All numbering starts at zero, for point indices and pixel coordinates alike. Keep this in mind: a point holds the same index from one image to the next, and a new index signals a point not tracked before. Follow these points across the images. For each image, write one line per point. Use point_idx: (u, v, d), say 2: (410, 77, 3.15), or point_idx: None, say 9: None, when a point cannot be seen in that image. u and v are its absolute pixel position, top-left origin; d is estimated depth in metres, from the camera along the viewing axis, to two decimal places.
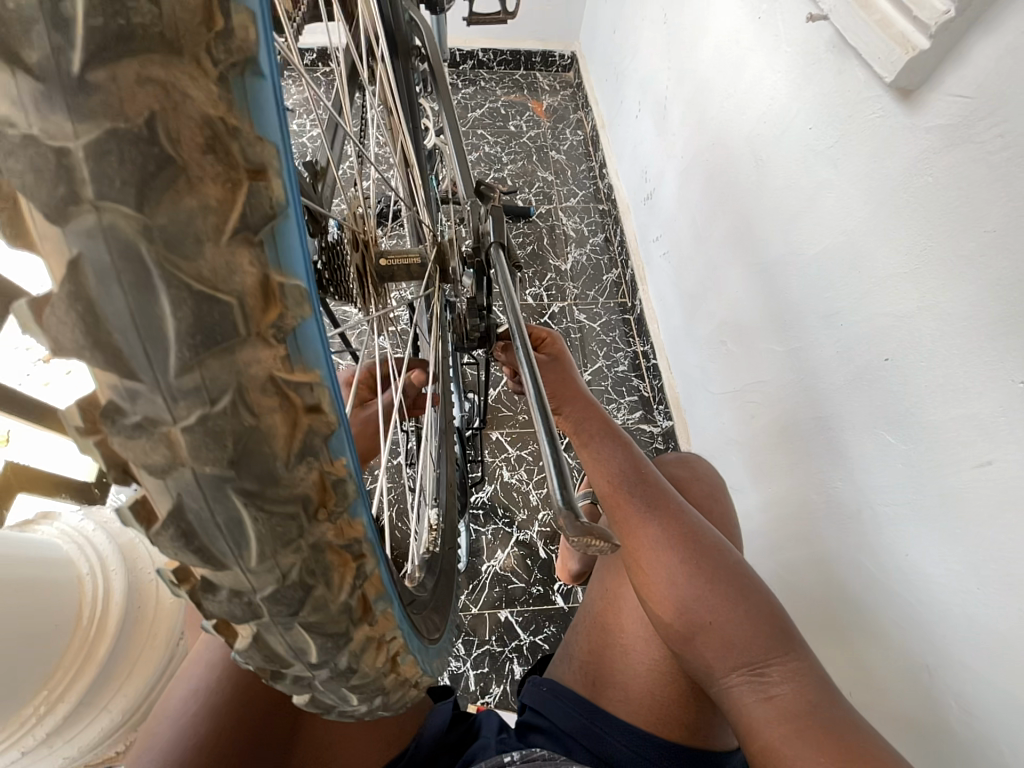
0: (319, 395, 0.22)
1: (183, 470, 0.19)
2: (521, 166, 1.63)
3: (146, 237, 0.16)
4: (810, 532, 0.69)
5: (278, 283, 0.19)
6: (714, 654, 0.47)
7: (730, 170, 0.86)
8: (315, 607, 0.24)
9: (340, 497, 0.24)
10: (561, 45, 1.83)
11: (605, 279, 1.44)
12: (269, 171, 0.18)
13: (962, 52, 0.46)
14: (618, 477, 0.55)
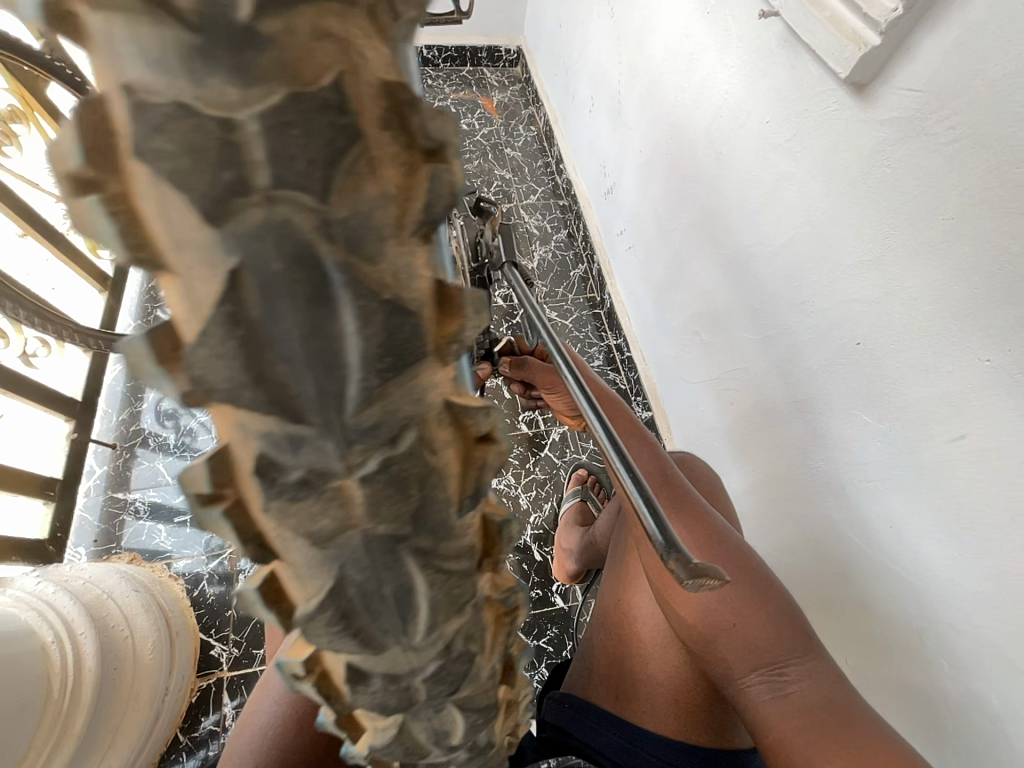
0: (495, 419, 0.19)
1: (353, 534, 0.17)
2: (477, 165, 1.60)
3: (325, 235, 0.14)
4: (797, 512, 0.72)
5: (457, 288, 0.17)
6: (735, 657, 0.51)
7: (691, 163, 0.87)
8: (469, 680, 0.23)
9: (506, 538, 0.22)
10: (505, 40, 1.81)
11: (572, 275, 1.45)
12: (450, 153, 0.15)
13: (910, 48, 0.48)
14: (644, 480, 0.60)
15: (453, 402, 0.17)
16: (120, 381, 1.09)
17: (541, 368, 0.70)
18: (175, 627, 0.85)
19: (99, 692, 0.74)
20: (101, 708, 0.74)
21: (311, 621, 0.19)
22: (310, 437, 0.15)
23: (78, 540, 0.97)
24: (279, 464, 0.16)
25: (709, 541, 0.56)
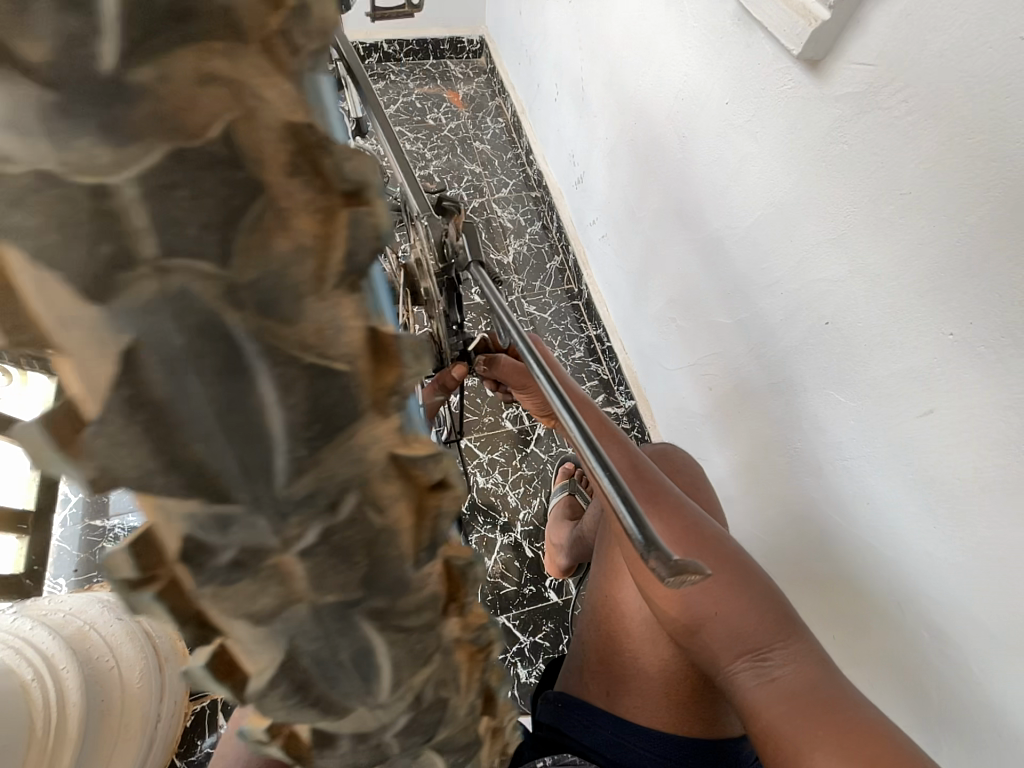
0: (449, 467, 0.16)
1: (299, 608, 0.15)
2: (446, 160, 1.58)
3: (232, 304, 0.12)
4: (779, 493, 0.72)
5: (393, 336, 0.15)
6: (720, 644, 0.52)
7: (656, 148, 0.86)
8: (446, 723, 0.20)
9: (475, 584, 0.18)
10: (468, 31, 1.77)
11: (549, 267, 1.43)
12: (372, 191, 0.13)
13: (861, 21, 0.48)
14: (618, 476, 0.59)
15: (399, 454, 0.15)
16: None
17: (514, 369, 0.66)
18: (163, 653, 0.83)
19: (87, 726, 0.72)
20: (89, 742, 0.72)
21: (263, 697, 0.16)
22: (240, 516, 0.14)
23: (59, 572, 0.95)
24: (207, 547, 0.14)
25: (686, 535, 0.56)
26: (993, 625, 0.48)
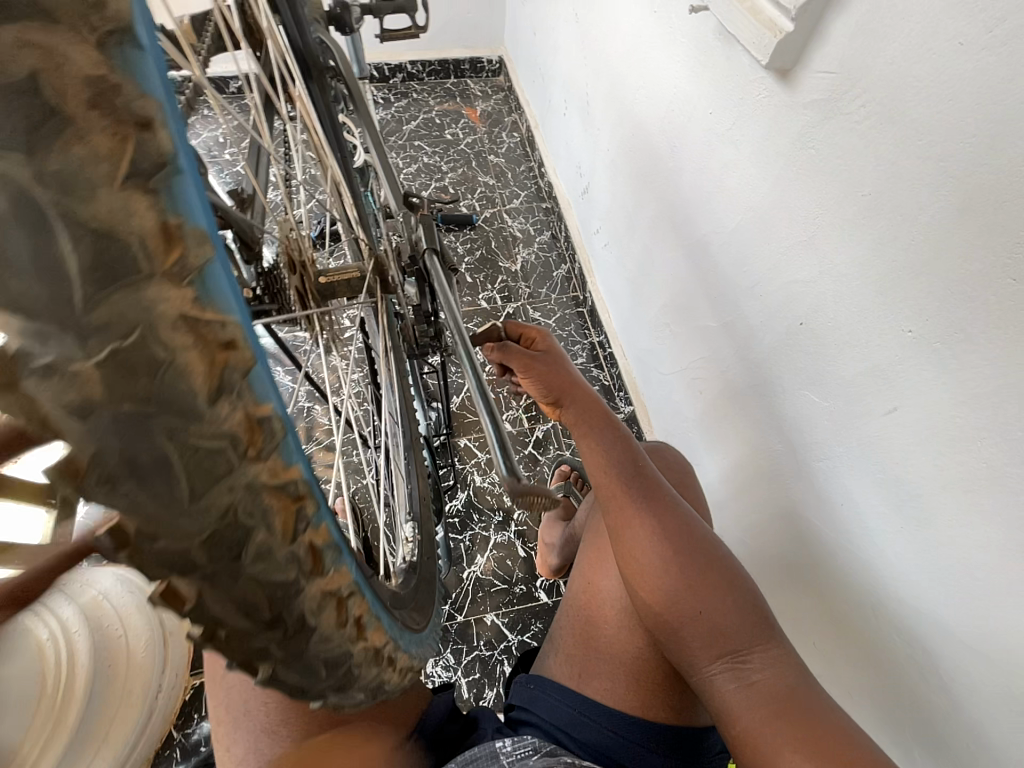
0: (235, 332, 0.17)
1: (100, 415, 0.15)
2: (461, 173, 1.64)
3: (38, 183, 0.12)
4: (764, 495, 0.73)
5: (182, 229, 0.15)
6: (699, 643, 0.52)
7: (651, 158, 0.89)
8: (259, 554, 0.21)
9: (270, 433, 0.20)
10: (488, 50, 1.85)
11: (555, 275, 1.47)
12: (159, 124, 0.14)
13: (824, 31, 0.50)
14: (615, 470, 0.61)
15: (193, 312, 0.16)
16: None
17: (518, 354, 0.63)
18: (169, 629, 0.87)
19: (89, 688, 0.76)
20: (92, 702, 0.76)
21: (62, 486, 0.16)
22: (38, 348, 0.13)
23: None
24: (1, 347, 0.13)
25: (677, 532, 0.57)
26: (957, 628, 0.47)
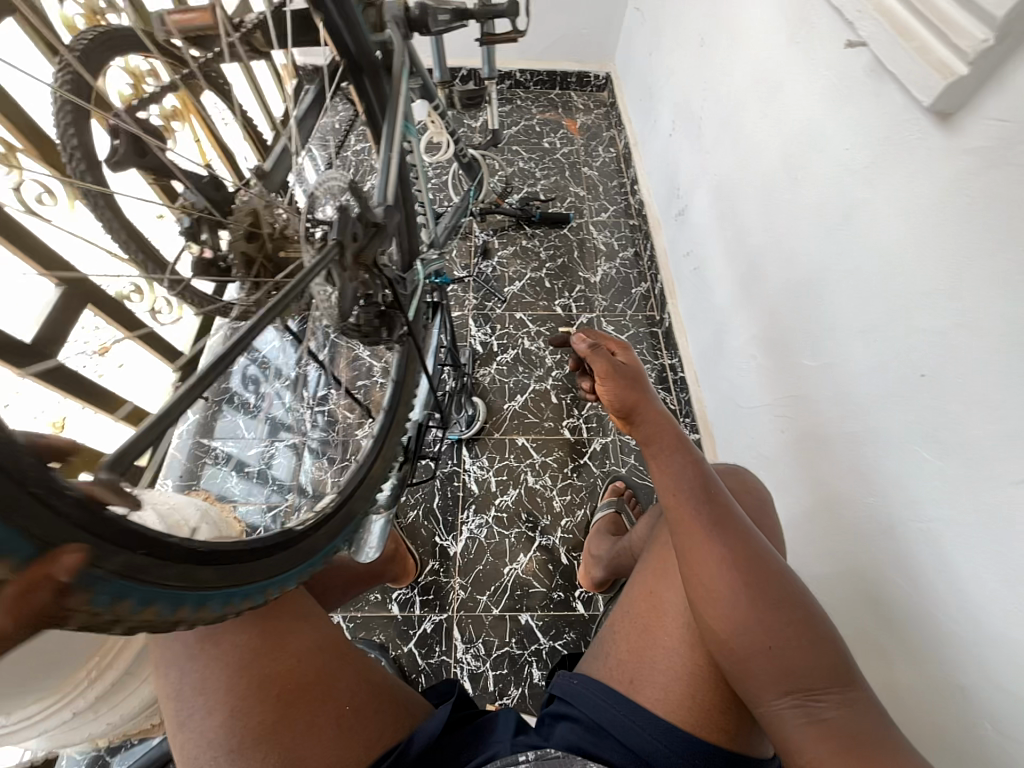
0: None
1: None
2: (554, 181, 1.68)
3: None
4: (850, 544, 0.71)
5: None
6: (768, 676, 0.51)
7: (766, 187, 0.88)
8: None
9: None
10: (597, 66, 1.89)
11: (634, 292, 1.46)
12: None
13: (1001, 78, 0.48)
14: (688, 490, 0.60)
15: None
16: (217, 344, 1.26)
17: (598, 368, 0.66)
18: None
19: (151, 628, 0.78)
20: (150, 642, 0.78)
21: None
22: None
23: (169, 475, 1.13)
24: None
25: (749, 560, 0.55)
26: None
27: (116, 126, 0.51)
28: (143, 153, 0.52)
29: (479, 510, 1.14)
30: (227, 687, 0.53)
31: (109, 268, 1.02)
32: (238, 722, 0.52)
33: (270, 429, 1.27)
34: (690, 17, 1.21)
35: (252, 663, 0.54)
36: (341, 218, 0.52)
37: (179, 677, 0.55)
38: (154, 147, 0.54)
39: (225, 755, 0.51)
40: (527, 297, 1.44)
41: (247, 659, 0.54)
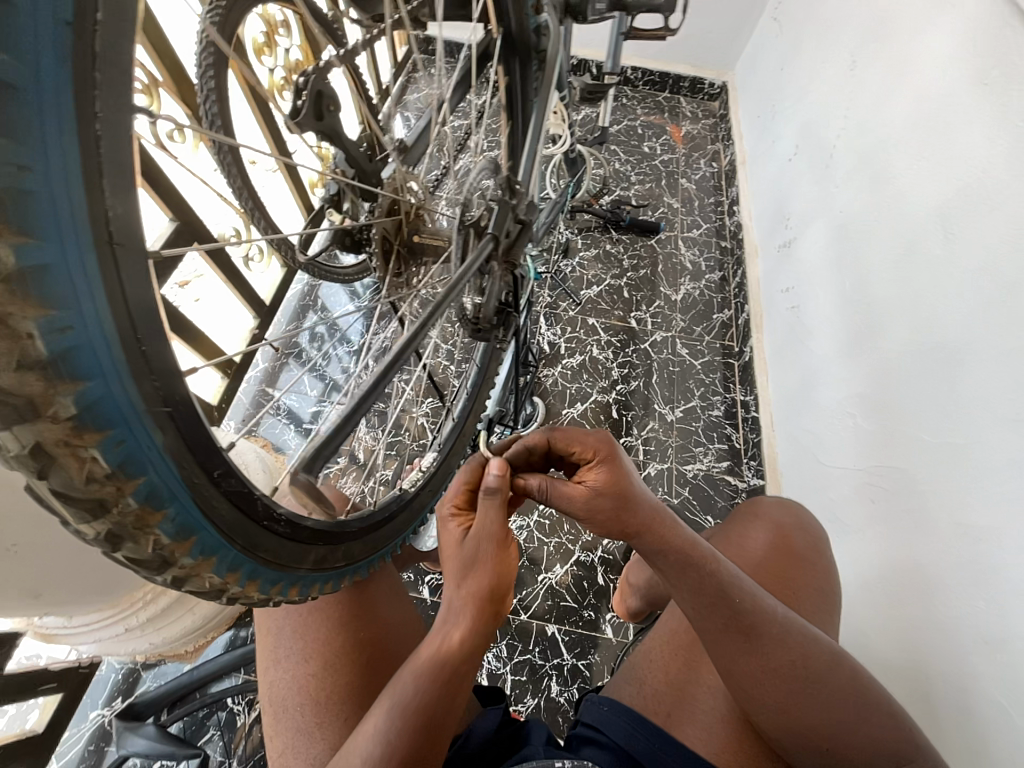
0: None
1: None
2: (648, 188, 1.58)
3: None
4: (932, 633, 0.68)
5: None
6: (816, 759, 0.51)
7: (914, 238, 0.81)
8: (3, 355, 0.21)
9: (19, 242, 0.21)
10: (713, 74, 1.77)
11: (715, 318, 1.38)
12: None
13: None
14: (712, 604, 0.52)
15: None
16: (295, 298, 1.30)
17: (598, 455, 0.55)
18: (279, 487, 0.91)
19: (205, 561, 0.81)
20: None
21: None
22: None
23: (231, 416, 1.14)
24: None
25: (798, 660, 0.51)
26: None
27: (308, 83, 0.43)
28: (323, 116, 0.45)
29: (521, 512, 1.12)
30: (327, 642, 0.52)
31: (215, 207, 1.03)
32: (331, 674, 0.52)
33: (324, 389, 1.24)
34: (841, 36, 1.11)
35: (350, 626, 0.53)
36: (497, 215, 0.54)
37: (282, 618, 0.54)
38: (333, 109, 0.46)
39: (310, 703, 0.51)
40: (603, 304, 1.38)
41: (348, 620, 0.53)
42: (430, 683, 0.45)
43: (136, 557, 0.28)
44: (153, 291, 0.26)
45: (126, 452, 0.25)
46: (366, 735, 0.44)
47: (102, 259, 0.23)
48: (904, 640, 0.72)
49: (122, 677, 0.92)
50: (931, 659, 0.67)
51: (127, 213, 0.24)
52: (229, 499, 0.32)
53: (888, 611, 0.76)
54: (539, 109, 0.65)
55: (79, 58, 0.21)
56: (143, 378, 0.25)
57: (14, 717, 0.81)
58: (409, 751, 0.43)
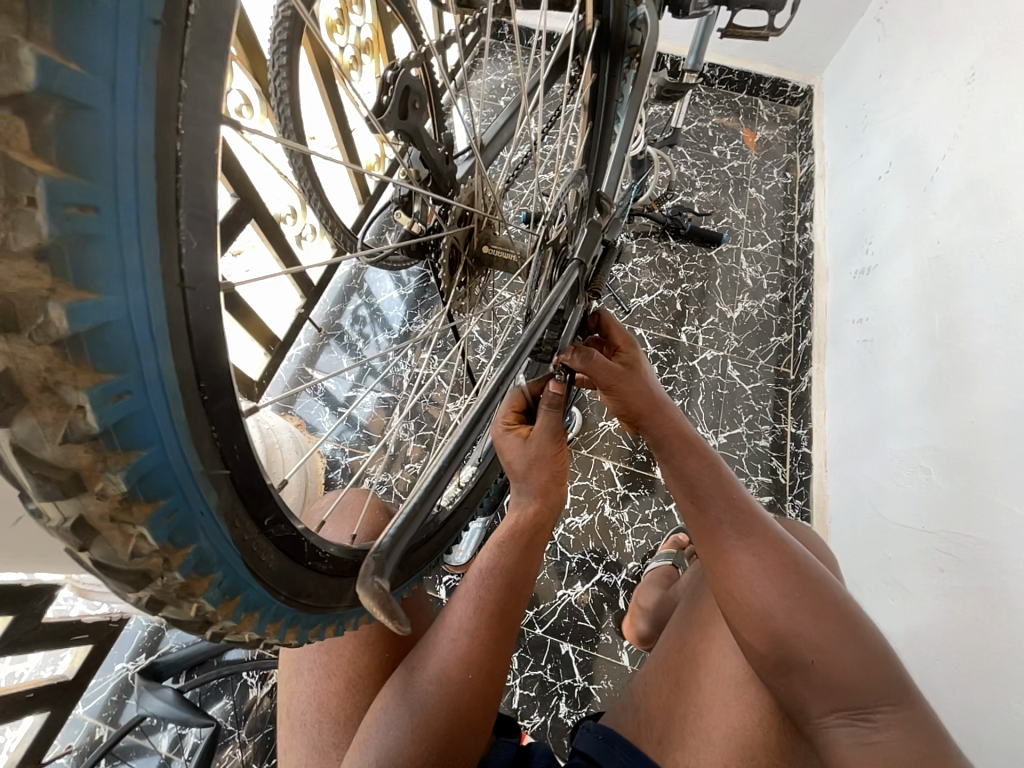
0: (36, 187, 0.18)
1: (16, 235, 0.18)
2: (713, 195, 1.48)
3: (26, 37, 0.17)
4: (1005, 731, 0.62)
5: (43, 116, 0.17)
6: (813, 691, 0.43)
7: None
8: (55, 429, 0.21)
9: (80, 299, 0.20)
10: (798, 76, 1.62)
11: (771, 341, 1.28)
12: (67, 55, 0.17)
13: None
14: (705, 495, 0.53)
15: (39, 172, 0.18)
16: (341, 280, 1.29)
17: (605, 366, 0.58)
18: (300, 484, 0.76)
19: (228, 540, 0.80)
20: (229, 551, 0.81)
21: (20, 336, 0.19)
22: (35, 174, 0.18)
23: (270, 392, 1.16)
24: (20, 190, 0.18)
25: (780, 562, 0.48)
26: None
27: (395, 78, 0.41)
28: (407, 114, 0.43)
29: None
30: (351, 659, 0.53)
31: (275, 185, 1.03)
32: (352, 695, 0.52)
33: (360, 374, 1.21)
34: (958, 46, 1.00)
35: (376, 645, 0.54)
36: (585, 239, 0.48)
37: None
38: (419, 107, 0.43)
39: (324, 726, 0.51)
40: (653, 315, 1.30)
41: (375, 641, 0.54)
42: (515, 548, 0.55)
43: (179, 618, 0.27)
44: (219, 333, 0.24)
45: (176, 522, 0.25)
46: (461, 606, 0.52)
47: (168, 298, 0.22)
48: (961, 726, 0.66)
49: (147, 635, 0.96)
50: (998, 757, 0.61)
51: (201, 248, 0.23)
52: (276, 548, 0.31)
53: (947, 693, 0.70)
54: (627, 114, 0.60)
55: (165, 62, 0.20)
56: (200, 437, 0.25)
57: (49, 659, 0.85)
58: (499, 605, 0.52)
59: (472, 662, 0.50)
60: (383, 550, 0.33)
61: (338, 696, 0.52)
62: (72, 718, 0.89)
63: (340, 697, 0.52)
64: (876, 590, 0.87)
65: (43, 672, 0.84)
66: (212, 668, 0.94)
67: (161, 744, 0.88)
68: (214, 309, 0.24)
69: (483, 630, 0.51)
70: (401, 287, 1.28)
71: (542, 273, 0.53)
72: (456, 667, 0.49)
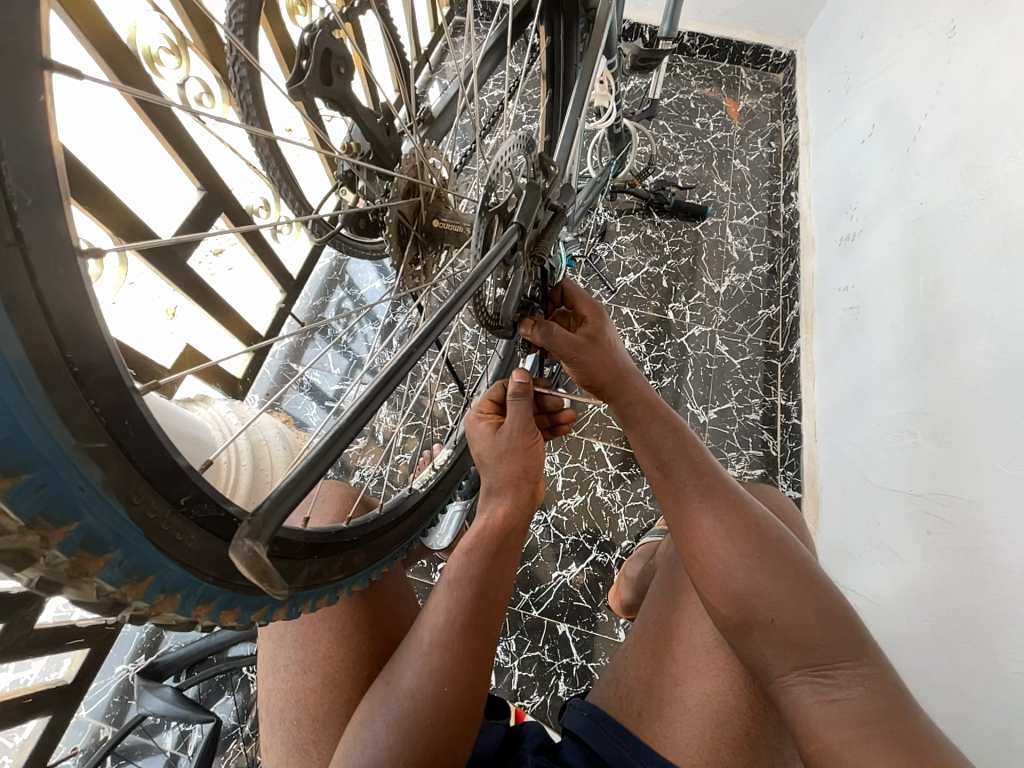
0: None
1: None
2: (696, 168, 1.44)
3: None
4: (991, 688, 0.62)
5: None
6: (774, 650, 0.44)
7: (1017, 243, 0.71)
8: None
9: None
10: (781, 41, 1.57)
11: (759, 313, 1.27)
12: None
13: None
14: (669, 462, 0.53)
15: None
16: (323, 272, 1.27)
17: (566, 339, 0.57)
18: (279, 463, 0.65)
19: None
20: None
21: None
22: None
23: (256, 389, 1.15)
24: None
25: (742, 525, 0.48)
26: None
27: (314, 42, 0.41)
28: (331, 79, 0.43)
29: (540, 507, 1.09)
30: (328, 647, 0.54)
31: (245, 176, 1.01)
32: (328, 690, 0.53)
33: (347, 367, 1.20)
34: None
35: (352, 640, 0.54)
36: (525, 202, 0.47)
37: (282, 630, 0.55)
38: (343, 73, 0.44)
39: (303, 719, 0.52)
40: (639, 293, 1.28)
41: (350, 636, 0.54)
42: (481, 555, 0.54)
43: (83, 601, 0.27)
44: (80, 296, 0.24)
45: (47, 497, 0.24)
46: (434, 615, 0.51)
47: (8, 261, 0.22)
48: (951, 685, 0.67)
49: (146, 636, 0.96)
50: (986, 714, 0.62)
51: (38, 207, 0.23)
52: (198, 527, 0.31)
53: (937, 654, 0.70)
54: (581, 77, 0.58)
55: None
56: (71, 408, 0.24)
57: (51, 663, 0.86)
58: (470, 617, 0.51)
59: (447, 674, 0.49)
60: (261, 511, 0.25)
61: (314, 688, 0.53)
62: (76, 720, 0.90)
63: (317, 690, 0.53)
64: (866, 556, 0.87)
65: (46, 676, 0.85)
66: (212, 664, 0.95)
67: (166, 741, 0.89)
68: (67, 272, 0.24)
69: (456, 643, 0.50)
70: (383, 276, 1.26)
71: (488, 241, 0.50)
72: (431, 683, 0.48)
